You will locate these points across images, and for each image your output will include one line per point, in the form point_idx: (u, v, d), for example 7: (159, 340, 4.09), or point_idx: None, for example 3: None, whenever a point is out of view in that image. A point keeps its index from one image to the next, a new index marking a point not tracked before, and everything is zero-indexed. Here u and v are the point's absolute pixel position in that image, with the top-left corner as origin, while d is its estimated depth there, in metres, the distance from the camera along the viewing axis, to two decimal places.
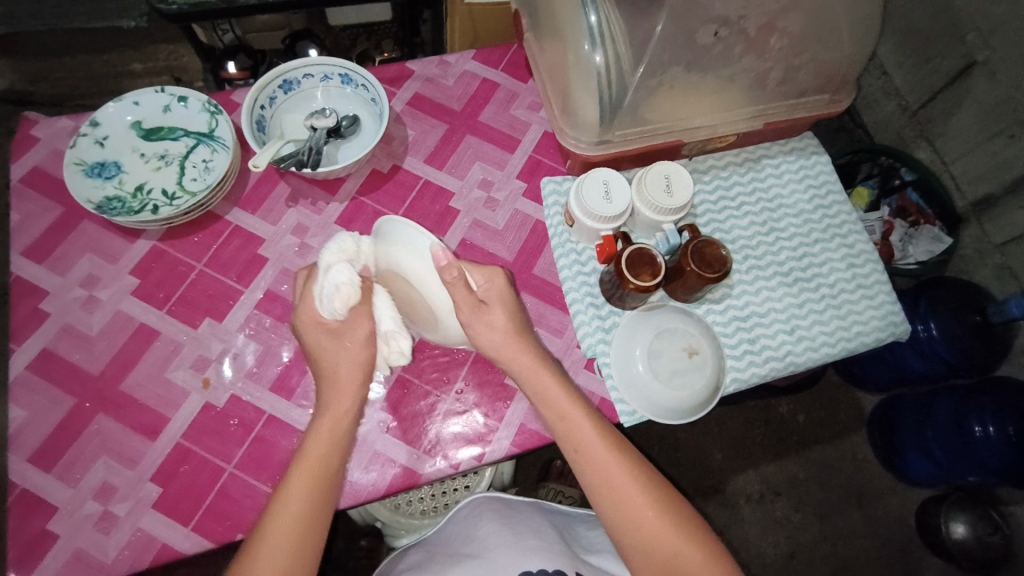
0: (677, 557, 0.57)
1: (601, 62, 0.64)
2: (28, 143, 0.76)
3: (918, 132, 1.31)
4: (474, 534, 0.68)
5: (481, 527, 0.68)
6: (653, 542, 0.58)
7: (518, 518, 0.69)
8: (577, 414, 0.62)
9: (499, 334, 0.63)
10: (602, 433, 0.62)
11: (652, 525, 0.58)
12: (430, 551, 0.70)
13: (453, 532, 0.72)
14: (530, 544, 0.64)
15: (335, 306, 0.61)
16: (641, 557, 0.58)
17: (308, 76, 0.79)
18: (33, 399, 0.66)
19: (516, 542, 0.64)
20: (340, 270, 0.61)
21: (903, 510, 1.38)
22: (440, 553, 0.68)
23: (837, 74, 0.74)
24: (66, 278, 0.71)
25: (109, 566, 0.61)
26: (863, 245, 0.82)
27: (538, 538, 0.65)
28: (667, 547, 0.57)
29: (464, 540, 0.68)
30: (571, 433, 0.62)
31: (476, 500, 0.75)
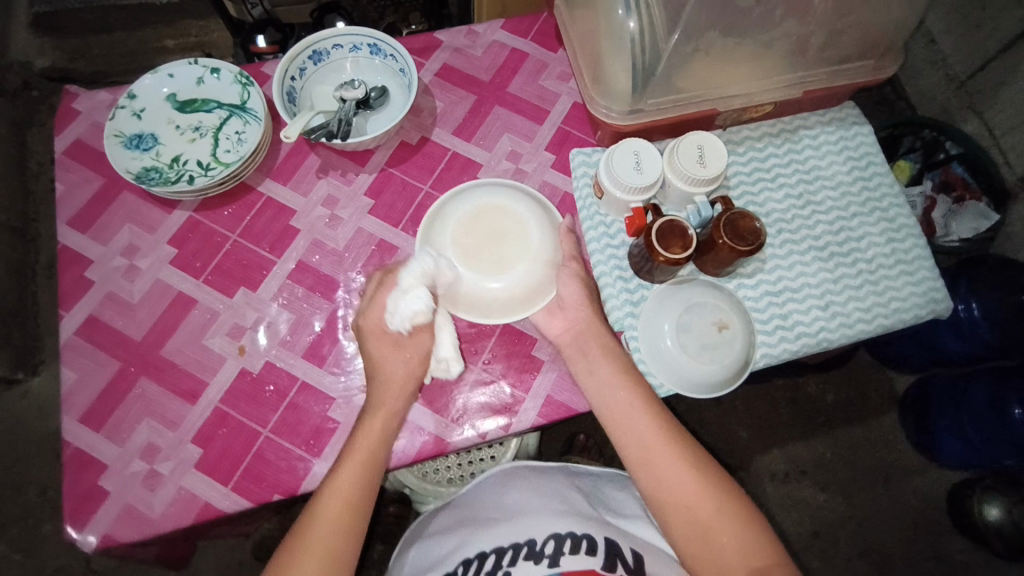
0: (717, 516, 0.57)
1: (635, 28, 0.63)
2: (70, 116, 0.79)
3: (967, 104, 1.24)
4: (503, 502, 0.69)
5: (509, 494, 0.70)
6: (690, 502, 0.58)
7: (544, 484, 0.70)
8: (619, 386, 0.64)
9: (575, 297, 0.68)
10: (640, 396, 0.63)
11: (689, 485, 0.58)
12: (457, 516, 0.72)
13: (482, 496, 0.73)
14: (557, 507, 0.65)
15: (406, 324, 0.66)
16: (682, 519, 0.58)
17: (337, 46, 0.78)
18: (81, 361, 0.69)
19: (545, 505, 0.65)
20: (417, 290, 0.66)
21: (933, 492, 1.35)
22: (468, 517, 0.70)
23: (885, 38, 0.70)
24: (108, 247, 0.74)
25: (156, 520, 0.64)
26: (904, 219, 0.79)
27: (564, 501, 0.66)
28: (707, 506, 0.57)
29: (491, 506, 0.69)
30: (610, 400, 0.63)
31: (502, 471, 0.76)
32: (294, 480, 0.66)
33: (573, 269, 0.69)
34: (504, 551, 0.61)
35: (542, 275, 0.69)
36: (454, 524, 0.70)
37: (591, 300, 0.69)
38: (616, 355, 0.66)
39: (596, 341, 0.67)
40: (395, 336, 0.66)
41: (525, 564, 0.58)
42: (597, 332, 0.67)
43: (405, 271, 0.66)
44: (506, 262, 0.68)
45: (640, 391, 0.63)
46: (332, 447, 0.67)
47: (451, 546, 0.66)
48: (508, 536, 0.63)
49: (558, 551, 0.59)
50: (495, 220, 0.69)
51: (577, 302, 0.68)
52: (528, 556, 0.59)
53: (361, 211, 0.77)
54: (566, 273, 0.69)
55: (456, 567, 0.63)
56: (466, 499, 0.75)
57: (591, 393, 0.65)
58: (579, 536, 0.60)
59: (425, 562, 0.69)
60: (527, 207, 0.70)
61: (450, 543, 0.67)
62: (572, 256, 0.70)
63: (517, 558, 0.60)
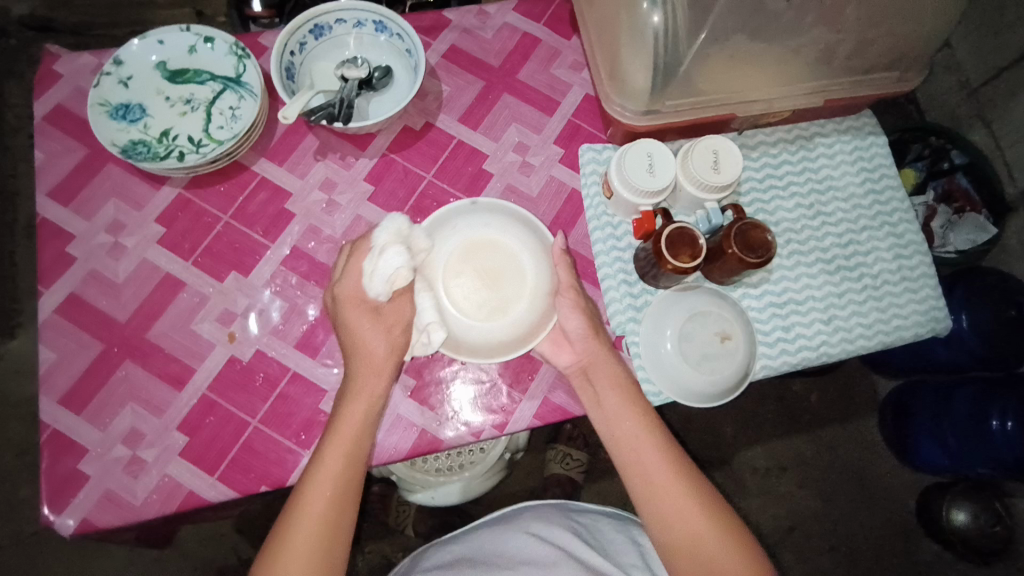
0: (723, 556, 0.57)
1: (659, 23, 0.60)
2: (51, 78, 0.74)
3: (976, 113, 1.23)
4: (502, 547, 0.68)
5: (510, 536, 0.70)
6: (697, 540, 0.58)
7: (547, 526, 0.71)
8: (630, 412, 0.63)
9: (579, 331, 0.66)
10: (655, 432, 0.63)
11: (697, 523, 0.58)
12: (456, 552, 0.70)
13: (479, 538, 0.72)
14: (561, 553, 0.65)
15: (385, 286, 0.60)
16: (688, 556, 0.58)
17: (341, 21, 0.74)
18: (62, 341, 0.67)
19: (546, 551, 0.65)
20: (392, 251, 0.61)
21: (906, 493, 1.39)
22: (467, 557, 0.68)
23: (913, 50, 0.68)
24: (92, 223, 0.70)
25: (138, 508, 0.62)
26: (912, 235, 0.78)
27: (567, 545, 0.67)
28: (714, 546, 0.58)
29: (492, 548, 0.69)
30: (624, 436, 0.63)
31: (505, 513, 0.78)
32: (283, 473, 0.64)
33: (572, 299, 0.66)
34: None
35: (539, 315, 0.65)
36: (453, 560, 0.68)
37: (597, 332, 0.66)
38: (629, 387, 0.65)
39: (606, 371, 0.65)
40: (374, 304, 0.62)
41: None
42: (607, 363, 0.65)
43: (381, 230, 0.63)
44: (504, 305, 0.64)
45: (655, 426, 0.63)
46: None
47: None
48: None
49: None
50: (488, 258, 0.65)
51: (582, 336, 0.65)
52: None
53: (360, 197, 0.74)
54: (566, 304, 0.66)
55: None
56: (466, 537, 0.74)
57: (606, 425, 0.64)
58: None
59: None
60: (518, 240, 0.66)
61: None
62: (570, 286, 0.66)
63: None
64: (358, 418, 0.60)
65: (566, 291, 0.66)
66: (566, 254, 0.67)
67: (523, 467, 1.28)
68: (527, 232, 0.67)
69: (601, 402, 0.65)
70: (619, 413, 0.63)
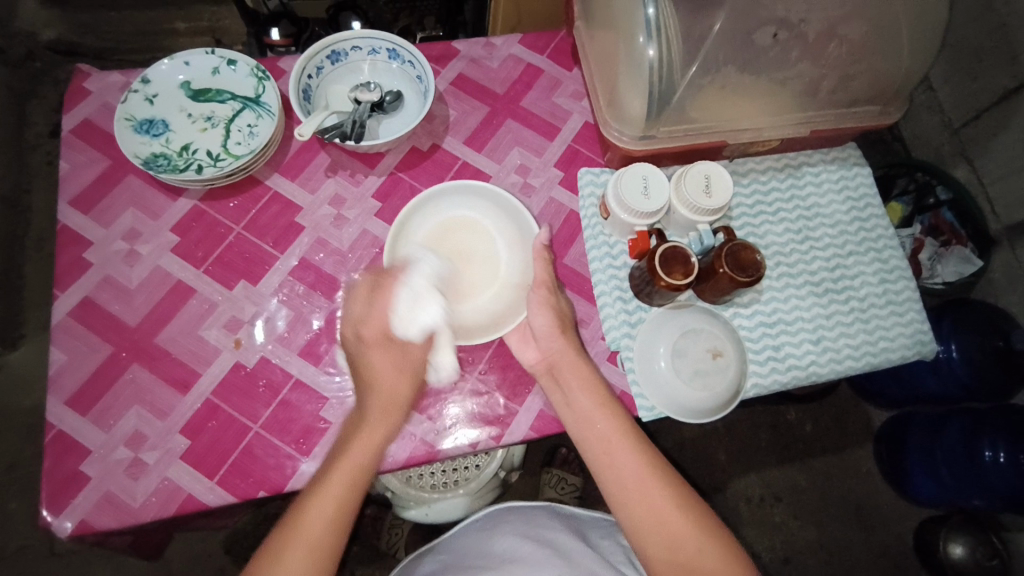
0: (700, 557, 0.57)
1: (654, 56, 0.63)
2: (80, 95, 0.78)
3: (959, 151, 1.28)
4: (491, 549, 0.69)
5: (495, 540, 0.70)
6: (675, 541, 0.58)
7: (533, 529, 0.71)
8: (601, 413, 0.64)
9: (544, 328, 0.68)
10: (629, 433, 0.63)
11: (675, 524, 0.59)
12: (443, 561, 0.71)
13: (466, 546, 0.73)
14: (547, 552, 0.65)
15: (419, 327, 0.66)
16: (665, 557, 0.58)
17: (356, 48, 0.79)
18: (73, 344, 0.68)
19: (532, 549, 0.66)
20: (429, 299, 0.67)
21: (902, 526, 1.38)
22: (453, 564, 0.69)
23: (892, 86, 0.73)
24: (109, 230, 0.73)
25: (137, 510, 0.63)
26: (897, 261, 0.81)
27: (553, 545, 0.67)
28: (690, 546, 0.58)
29: (477, 553, 0.69)
30: (597, 438, 0.63)
31: (488, 515, 0.79)
32: (281, 479, 0.65)
33: (544, 295, 0.69)
34: None
35: (510, 297, 0.74)
36: (440, 568, 0.69)
37: (564, 330, 0.68)
38: (598, 388, 0.66)
39: (571, 371, 0.67)
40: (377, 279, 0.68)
41: None
42: (575, 364, 0.67)
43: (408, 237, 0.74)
44: (473, 287, 0.74)
45: (630, 430, 0.64)
46: (322, 448, 0.67)
47: None
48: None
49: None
50: (464, 237, 0.76)
51: (549, 334, 0.67)
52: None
53: (368, 212, 0.77)
54: (535, 300, 0.68)
55: None
56: (452, 546, 0.75)
57: (579, 428, 0.65)
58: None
59: None
60: (496, 227, 0.77)
61: None
62: (543, 282, 0.69)
63: None
64: (382, 403, 0.63)
65: (539, 287, 0.69)
66: (546, 250, 0.70)
67: (517, 489, 1.29)
68: (507, 219, 0.77)
69: (571, 407, 0.66)
70: (590, 415, 0.64)
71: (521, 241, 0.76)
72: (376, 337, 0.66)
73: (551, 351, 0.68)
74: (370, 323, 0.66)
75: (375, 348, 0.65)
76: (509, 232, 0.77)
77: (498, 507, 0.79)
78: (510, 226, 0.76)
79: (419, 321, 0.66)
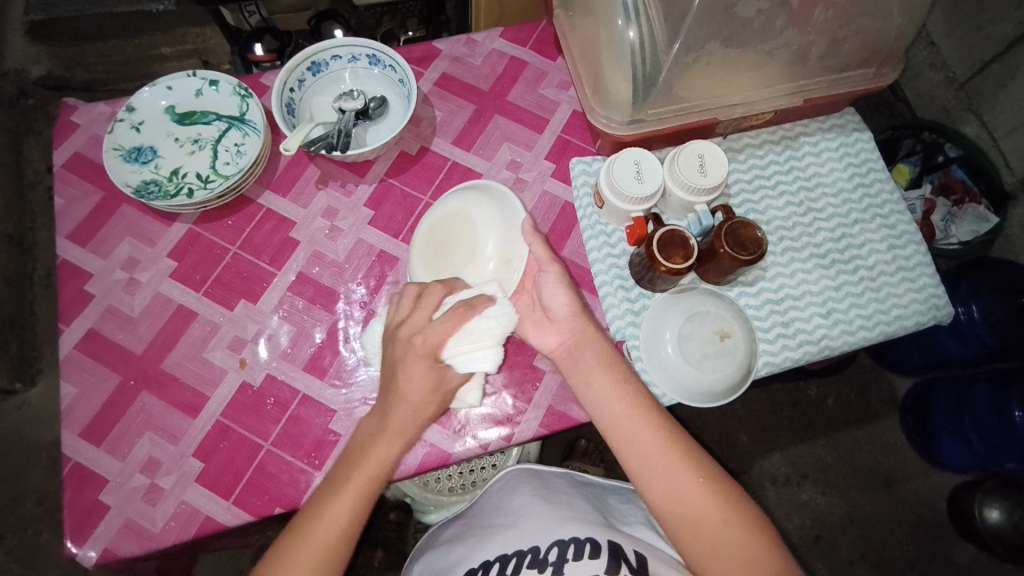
0: (726, 530, 0.56)
1: (634, 38, 0.62)
2: (69, 129, 0.78)
3: (966, 106, 1.24)
4: (509, 507, 0.72)
5: (515, 499, 0.73)
6: (699, 517, 0.57)
7: (553, 491, 0.72)
8: (621, 395, 0.63)
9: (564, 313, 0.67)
10: (649, 412, 0.62)
11: (699, 500, 0.58)
12: (464, 525, 0.76)
13: (487, 504, 0.76)
14: (564, 515, 0.66)
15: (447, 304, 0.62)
16: (690, 533, 0.57)
17: (336, 57, 0.78)
18: (82, 376, 0.69)
19: (550, 512, 0.67)
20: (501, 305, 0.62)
21: (934, 494, 1.36)
22: (474, 525, 0.74)
23: (886, 46, 0.70)
24: (108, 261, 0.74)
25: (158, 535, 0.63)
26: (905, 225, 0.79)
27: (571, 508, 0.68)
28: (716, 520, 0.57)
29: (497, 512, 0.73)
30: (616, 419, 0.62)
31: (511, 472, 0.79)
32: (296, 494, 0.65)
33: (557, 276, 0.67)
34: (508, 556, 0.63)
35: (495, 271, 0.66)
36: (463, 531, 0.74)
37: (580, 311, 0.67)
38: (619, 370, 0.65)
39: (592, 354, 0.66)
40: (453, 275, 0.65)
41: (529, 571, 0.59)
42: (594, 342, 0.66)
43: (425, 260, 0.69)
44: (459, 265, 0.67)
45: (649, 410, 0.62)
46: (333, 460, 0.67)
47: (457, 554, 0.69)
48: (514, 542, 0.65)
49: (561, 557, 0.59)
50: (454, 229, 0.68)
51: (566, 314, 0.67)
52: (532, 564, 0.60)
53: (361, 221, 0.77)
54: (552, 281, 0.67)
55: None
56: (475, 507, 0.79)
57: (601, 410, 0.63)
58: (583, 542, 0.60)
59: (436, 568, 0.71)
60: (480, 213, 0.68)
61: (458, 553, 0.70)
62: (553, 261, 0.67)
63: (521, 565, 0.61)
64: (408, 416, 0.60)
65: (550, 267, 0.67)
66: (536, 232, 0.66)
67: None
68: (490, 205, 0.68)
69: (591, 391, 0.64)
70: (609, 399, 0.63)
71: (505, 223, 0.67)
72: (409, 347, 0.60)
73: (575, 344, 0.66)
74: (424, 337, 0.60)
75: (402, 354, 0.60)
76: (489, 215, 0.67)
77: (519, 463, 0.81)
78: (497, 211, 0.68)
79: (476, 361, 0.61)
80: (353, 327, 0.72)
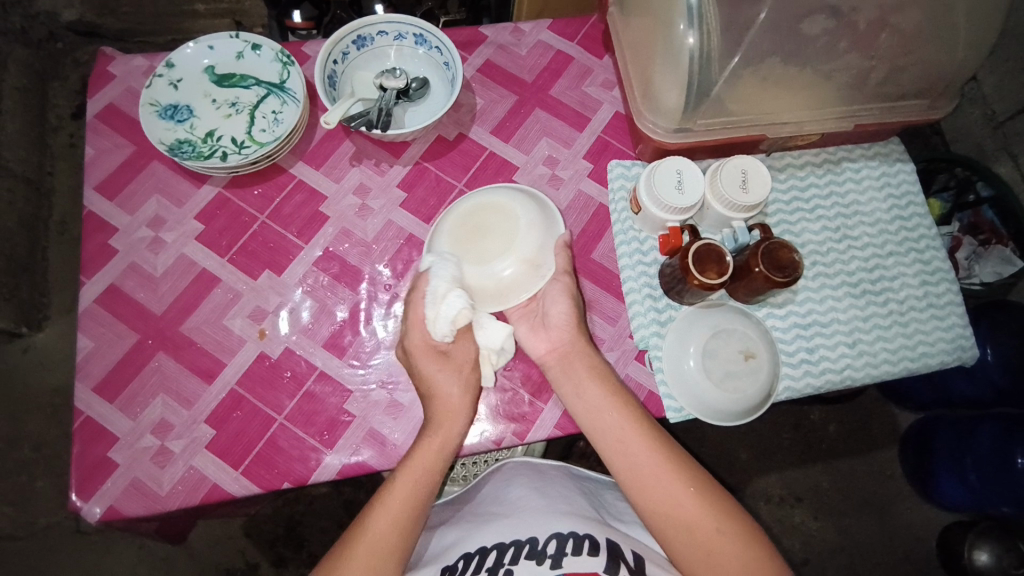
0: (719, 539, 0.57)
1: (694, 45, 0.60)
2: (105, 79, 0.77)
3: (1002, 145, 1.23)
4: (505, 496, 0.72)
5: (512, 489, 0.72)
6: (693, 527, 0.58)
7: (549, 484, 0.72)
8: (610, 404, 0.64)
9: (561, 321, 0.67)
10: (640, 424, 0.63)
11: (692, 511, 0.58)
12: (459, 509, 0.75)
13: (484, 492, 0.76)
14: (562, 509, 0.66)
15: (449, 329, 0.62)
16: (686, 542, 0.58)
17: (382, 33, 0.77)
18: (100, 331, 0.68)
19: (545, 505, 0.67)
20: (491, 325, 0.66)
21: (926, 530, 1.36)
22: (469, 511, 0.73)
23: (945, 79, 0.69)
24: (135, 217, 0.73)
25: (163, 498, 0.63)
26: (939, 262, 0.78)
27: (567, 502, 0.68)
28: (709, 530, 0.57)
29: (493, 500, 0.72)
30: (607, 426, 0.63)
31: (507, 464, 0.79)
32: (305, 472, 0.65)
33: (564, 284, 0.68)
34: (506, 545, 0.63)
35: (516, 272, 0.67)
36: (458, 515, 0.74)
37: (577, 321, 0.68)
38: (609, 381, 0.65)
39: (584, 364, 0.66)
40: (440, 346, 0.64)
41: (527, 562, 0.59)
42: (584, 354, 0.66)
43: (436, 276, 0.63)
44: (489, 254, 0.67)
45: (639, 417, 0.63)
46: (345, 441, 0.66)
47: (451, 537, 0.69)
48: (511, 531, 0.64)
49: (561, 551, 0.59)
50: (489, 216, 0.68)
51: (563, 326, 0.67)
52: (530, 555, 0.60)
53: (393, 203, 0.76)
54: (556, 289, 0.67)
55: (457, 561, 0.64)
56: (469, 494, 0.78)
57: (588, 423, 0.64)
58: (582, 537, 0.61)
59: (425, 551, 0.71)
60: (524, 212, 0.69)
61: (451, 536, 0.69)
62: (564, 270, 0.68)
63: (520, 554, 0.60)
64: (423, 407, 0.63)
65: (559, 276, 0.68)
66: (567, 248, 0.68)
67: None
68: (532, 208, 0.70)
69: (579, 399, 0.65)
70: (598, 408, 0.64)
71: (544, 230, 0.69)
72: (420, 350, 0.64)
73: (569, 355, 0.66)
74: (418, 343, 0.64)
75: (425, 359, 0.64)
76: (533, 216, 0.69)
77: (517, 456, 0.80)
78: (540, 215, 0.70)
79: (491, 338, 0.66)
80: (376, 309, 0.71)
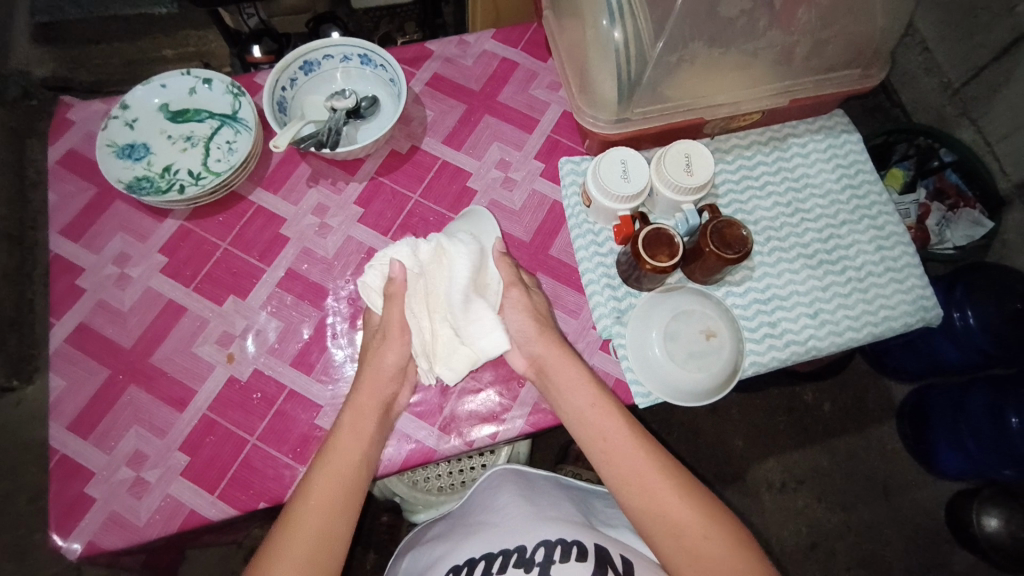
0: (708, 544, 0.55)
1: (619, 38, 0.63)
2: (64, 126, 0.80)
3: (961, 112, 1.24)
4: (495, 505, 0.71)
5: (500, 498, 0.72)
6: (679, 526, 0.56)
7: (537, 492, 0.71)
8: (595, 409, 0.64)
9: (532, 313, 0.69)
10: (630, 426, 0.63)
11: (679, 514, 0.57)
12: (448, 524, 0.75)
13: (473, 504, 0.75)
14: (549, 515, 0.65)
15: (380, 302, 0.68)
16: (671, 544, 0.56)
17: (328, 57, 0.79)
18: (72, 369, 0.70)
19: (534, 513, 0.66)
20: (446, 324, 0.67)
21: (932, 502, 1.34)
22: (460, 524, 0.73)
23: (869, 48, 0.71)
24: (100, 256, 0.75)
25: (142, 528, 0.63)
26: (893, 227, 0.79)
27: (555, 509, 0.68)
28: (697, 533, 0.56)
29: (484, 510, 0.72)
30: (596, 432, 0.63)
31: (495, 473, 0.78)
32: (280, 489, 0.65)
33: (515, 297, 0.69)
34: (494, 556, 0.62)
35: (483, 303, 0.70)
36: (447, 529, 0.73)
37: (543, 329, 0.68)
38: (590, 383, 0.65)
39: (559, 373, 0.66)
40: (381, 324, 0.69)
41: (516, 570, 0.58)
42: (563, 361, 0.66)
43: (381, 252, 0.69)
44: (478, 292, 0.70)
45: (628, 422, 0.63)
46: None
47: (442, 550, 0.69)
48: (500, 541, 0.64)
49: (548, 558, 0.58)
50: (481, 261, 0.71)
51: (529, 337, 0.67)
52: (518, 564, 0.59)
53: (351, 219, 0.78)
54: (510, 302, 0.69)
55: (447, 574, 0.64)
56: (458, 507, 0.78)
57: (579, 426, 0.64)
58: (570, 543, 0.59)
59: (418, 566, 0.71)
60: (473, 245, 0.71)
61: (443, 550, 0.69)
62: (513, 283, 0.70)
63: (508, 563, 0.60)
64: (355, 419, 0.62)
65: (511, 288, 0.69)
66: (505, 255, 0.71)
67: None
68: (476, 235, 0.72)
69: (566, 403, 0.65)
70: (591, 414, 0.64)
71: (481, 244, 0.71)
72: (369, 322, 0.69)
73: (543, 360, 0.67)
74: None
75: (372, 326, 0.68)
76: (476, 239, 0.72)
77: (505, 464, 0.79)
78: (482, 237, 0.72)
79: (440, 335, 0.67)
80: (340, 325, 0.72)
